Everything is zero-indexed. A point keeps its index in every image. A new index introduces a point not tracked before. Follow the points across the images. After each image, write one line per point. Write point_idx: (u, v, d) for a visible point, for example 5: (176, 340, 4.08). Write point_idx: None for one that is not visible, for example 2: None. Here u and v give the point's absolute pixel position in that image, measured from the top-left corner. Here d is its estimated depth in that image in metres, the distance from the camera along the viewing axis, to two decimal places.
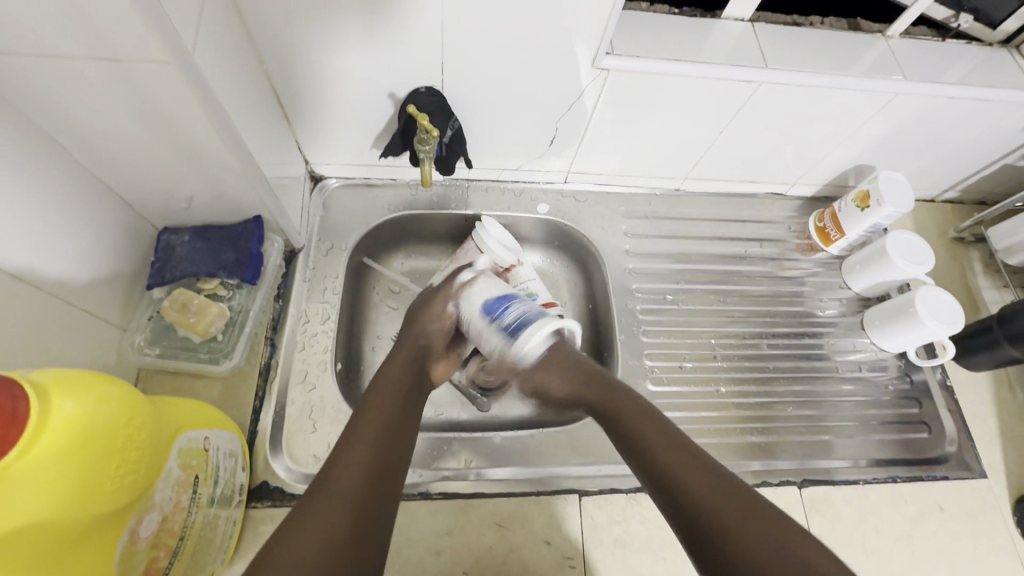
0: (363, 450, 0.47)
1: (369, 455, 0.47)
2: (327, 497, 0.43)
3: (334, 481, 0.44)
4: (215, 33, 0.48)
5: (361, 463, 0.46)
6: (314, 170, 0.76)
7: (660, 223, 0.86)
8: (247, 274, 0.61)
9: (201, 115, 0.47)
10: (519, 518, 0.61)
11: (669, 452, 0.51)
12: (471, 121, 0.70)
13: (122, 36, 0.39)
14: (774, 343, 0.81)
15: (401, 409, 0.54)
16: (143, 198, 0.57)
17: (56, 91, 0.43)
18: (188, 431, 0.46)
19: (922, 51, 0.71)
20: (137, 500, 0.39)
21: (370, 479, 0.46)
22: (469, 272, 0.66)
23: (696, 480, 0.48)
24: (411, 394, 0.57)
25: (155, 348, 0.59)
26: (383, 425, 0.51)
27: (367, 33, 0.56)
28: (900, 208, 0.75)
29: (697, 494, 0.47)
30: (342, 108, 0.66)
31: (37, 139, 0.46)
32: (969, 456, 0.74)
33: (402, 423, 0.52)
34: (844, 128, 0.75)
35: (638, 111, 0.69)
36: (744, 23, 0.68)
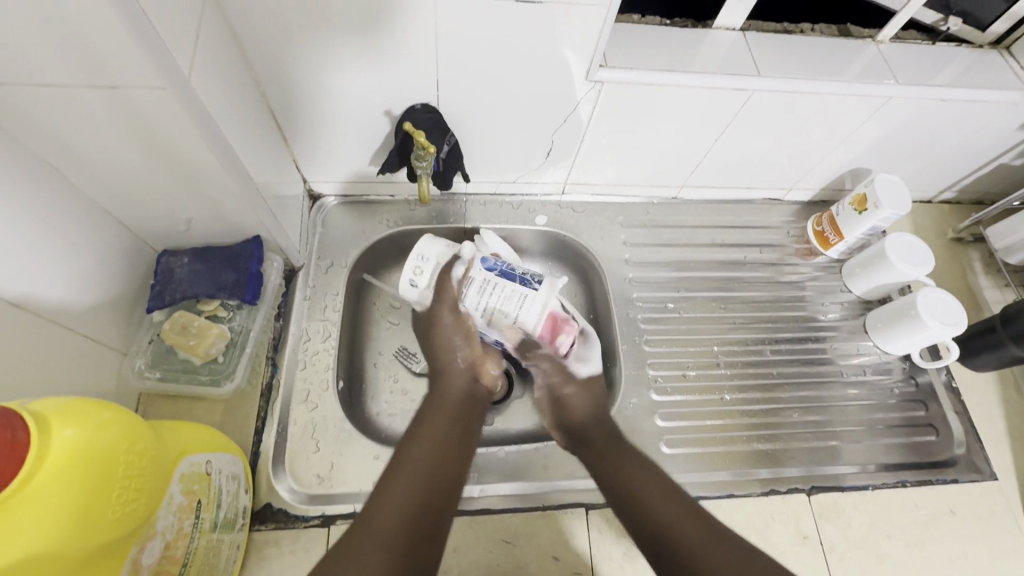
0: (410, 483, 0.52)
1: (414, 488, 0.51)
2: (375, 524, 0.47)
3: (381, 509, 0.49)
4: (212, 58, 0.48)
5: (406, 497, 0.50)
6: (312, 189, 0.77)
7: (658, 232, 0.86)
8: (247, 294, 0.61)
9: (200, 139, 0.47)
10: (525, 533, 0.60)
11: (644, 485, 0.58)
12: (468, 136, 0.70)
13: (120, 64, 0.39)
14: (777, 349, 0.80)
15: (446, 443, 0.57)
16: (142, 221, 0.57)
17: (56, 121, 0.44)
18: (190, 455, 0.46)
19: (912, 55, 0.72)
20: (139, 529, 0.39)
21: (411, 514, 0.49)
22: (461, 264, 0.66)
23: (656, 496, 0.57)
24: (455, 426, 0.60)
25: (155, 372, 0.59)
26: (429, 458, 0.54)
27: (361, 51, 0.56)
28: (898, 210, 0.75)
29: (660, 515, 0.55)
30: (340, 126, 0.66)
31: (37, 167, 0.47)
32: (978, 458, 0.73)
33: (449, 461, 0.56)
34: (838, 133, 0.75)
35: (633, 122, 0.70)
36: (735, 32, 0.69)
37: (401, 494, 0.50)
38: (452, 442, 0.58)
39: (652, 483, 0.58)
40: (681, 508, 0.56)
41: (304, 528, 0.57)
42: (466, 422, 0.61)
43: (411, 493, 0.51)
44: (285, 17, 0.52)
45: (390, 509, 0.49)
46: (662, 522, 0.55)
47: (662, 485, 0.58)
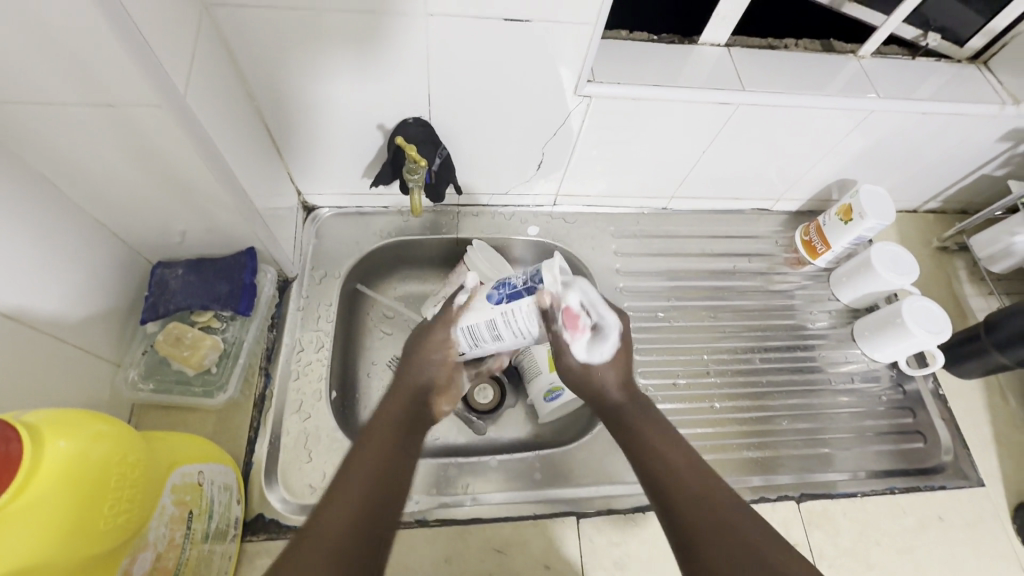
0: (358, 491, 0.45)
1: (360, 496, 0.44)
2: (319, 539, 0.41)
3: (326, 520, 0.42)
4: (207, 75, 0.49)
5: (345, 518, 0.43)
6: (307, 201, 0.78)
7: (648, 242, 0.87)
8: (240, 305, 0.62)
9: (194, 153, 0.48)
10: (517, 543, 0.61)
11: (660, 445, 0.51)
12: (460, 148, 0.71)
13: (117, 82, 0.40)
14: (767, 357, 0.81)
15: (398, 442, 0.50)
16: (137, 234, 0.58)
17: (52, 136, 0.45)
18: (182, 466, 0.46)
19: (893, 70, 0.74)
20: (131, 540, 0.39)
21: (357, 526, 0.43)
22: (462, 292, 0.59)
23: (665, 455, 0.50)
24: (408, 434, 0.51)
25: (148, 383, 0.60)
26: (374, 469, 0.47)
27: (353, 66, 0.58)
28: (882, 220, 0.77)
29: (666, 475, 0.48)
30: (334, 139, 0.67)
31: (32, 182, 0.47)
32: (965, 464, 0.74)
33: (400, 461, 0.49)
34: (823, 144, 0.77)
35: (622, 134, 0.71)
36: (719, 47, 0.70)
37: (346, 504, 0.44)
38: (404, 440, 0.51)
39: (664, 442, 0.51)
40: (716, 482, 0.47)
41: None
42: (416, 417, 0.54)
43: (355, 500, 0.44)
44: (279, 34, 0.53)
45: (335, 519, 0.42)
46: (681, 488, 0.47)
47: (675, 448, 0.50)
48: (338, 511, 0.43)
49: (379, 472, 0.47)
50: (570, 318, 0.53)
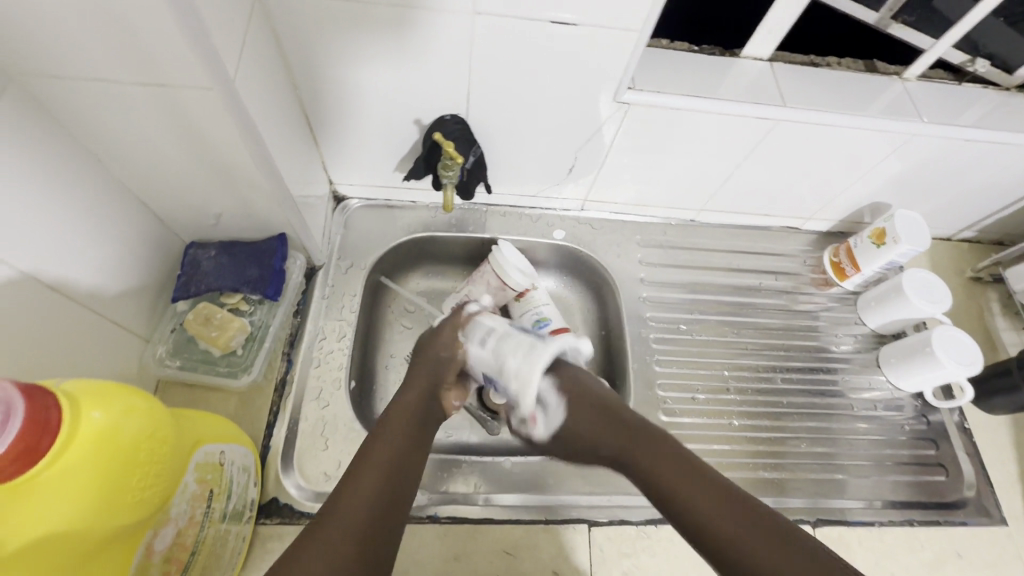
0: (369, 484, 0.47)
1: (375, 488, 0.47)
2: (340, 517, 0.44)
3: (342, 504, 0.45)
4: (256, 63, 0.50)
5: (368, 492, 0.46)
6: (337, 190, 0.78)
7: (674, 253, 0.86)
8: (269, 290, 0.62)
9: (237, 137, 0.49)
10: (527, 545, 0.60)
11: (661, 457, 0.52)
12: (494, 147, 0.72)
13: (171, 65, 0.41)
14: (789, 377, 0.80)
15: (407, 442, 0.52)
16: (173, 213, 0.59)
17: (103, 114, 0.45)
18: (206, 444, 0.47)
19: (937, 94, 0.72)
20: (154, 513, 0.40)
21: (372, 510, 0.45)
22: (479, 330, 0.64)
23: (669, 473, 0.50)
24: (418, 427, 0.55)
25: (175, 360, 0.60)
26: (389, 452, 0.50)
27: (395, 59, 0.58)
28: (916, 246, 0.75)
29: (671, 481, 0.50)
30: (370, 131, 0.68)
31: (80, 157, 0.48)
32: (988, 502, 0.72)
33: (411, 461, 0.51)
34: (860, 166, 0.76)
35: (657, 143, 0.71)
36: (762, 62, 0.70)
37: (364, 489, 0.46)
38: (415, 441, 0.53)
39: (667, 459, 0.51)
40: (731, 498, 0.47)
41: None
42: (428, 421, 0.57)
43: (372, 489, 0.47)
44: (327, 24, 0.54)
45: (352, 506, 0.45)
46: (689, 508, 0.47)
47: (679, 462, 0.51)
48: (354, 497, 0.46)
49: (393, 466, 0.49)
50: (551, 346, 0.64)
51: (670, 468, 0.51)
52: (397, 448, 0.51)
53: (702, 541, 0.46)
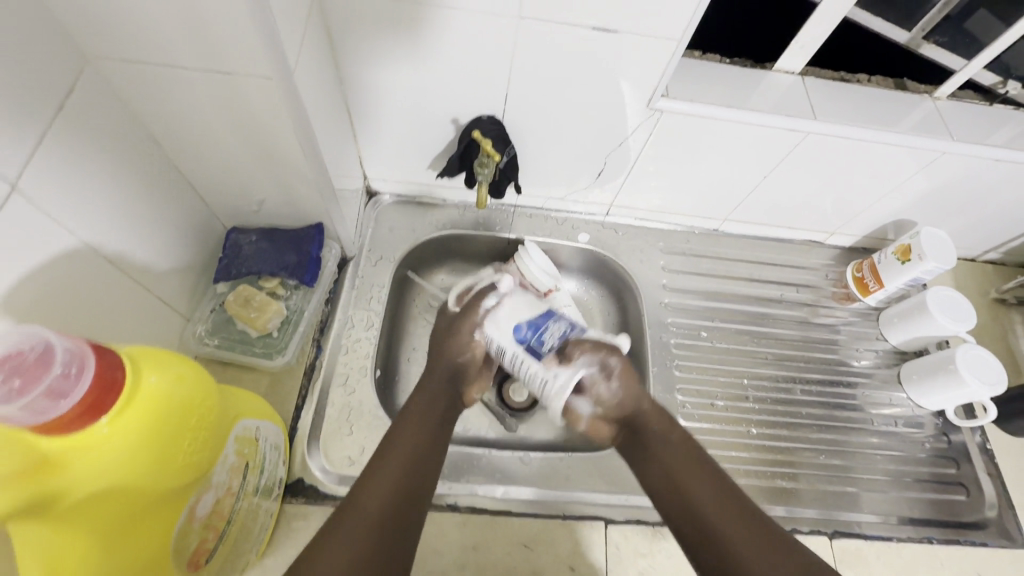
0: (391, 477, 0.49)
1: (400, 478, 0.49)
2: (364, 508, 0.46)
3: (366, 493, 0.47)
4: (311, 56, 0.53)
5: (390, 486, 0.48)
6: (371, 185, 0.81)
7: (696, 261, 0.87)
8: (306, 276, 0.64)
9: (289, 125, 0.51)
10: (545, 540, 0.61)
11: (671, 451, 0.57)
12: (526, 149, 0.73)
13: (238, 53, 0.43)
14: (808, 389, 0.80)
15: (425, 439, 0.54)
16: (219, 198, 0.61)
17: (167, 98, 0.48)
18: (245, 419, 0.49)
19: (968, 114, 0.73)
20: (197, 479, 0.41)
21: (398, 501, 0.47)
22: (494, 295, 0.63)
23: (676, 466, 0.55)
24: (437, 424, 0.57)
25: (214, 339, 0.62)
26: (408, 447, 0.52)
27: (438, 59, 0.60)
28: (942, 263, 0.76)
29: (677, 473, 0.55)
30: (407, 128, 0.70)
31: (142, 139, 0.51)
32: (1010, 524, 0.72)
33: (428, 455, 0.53)
34: (887, 182, 0.76)
35: (687, 152, 0.72)
36: (794, 75, 0.71)
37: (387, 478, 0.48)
38: (433, 436, 0.55)
39: (675, 454, 0.56)
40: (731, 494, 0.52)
41: (332, 508, 0.59)
42: (445, 415, 0.59)
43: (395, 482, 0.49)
44: (376, 23, 0.56)
45: (377, 496, 0.47)
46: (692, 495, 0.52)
47: (687, 457, 0.56)
48: (377, 486, 0.48)
49: (413, 460, 0.51)
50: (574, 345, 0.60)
51: (678, 461, 0.55)
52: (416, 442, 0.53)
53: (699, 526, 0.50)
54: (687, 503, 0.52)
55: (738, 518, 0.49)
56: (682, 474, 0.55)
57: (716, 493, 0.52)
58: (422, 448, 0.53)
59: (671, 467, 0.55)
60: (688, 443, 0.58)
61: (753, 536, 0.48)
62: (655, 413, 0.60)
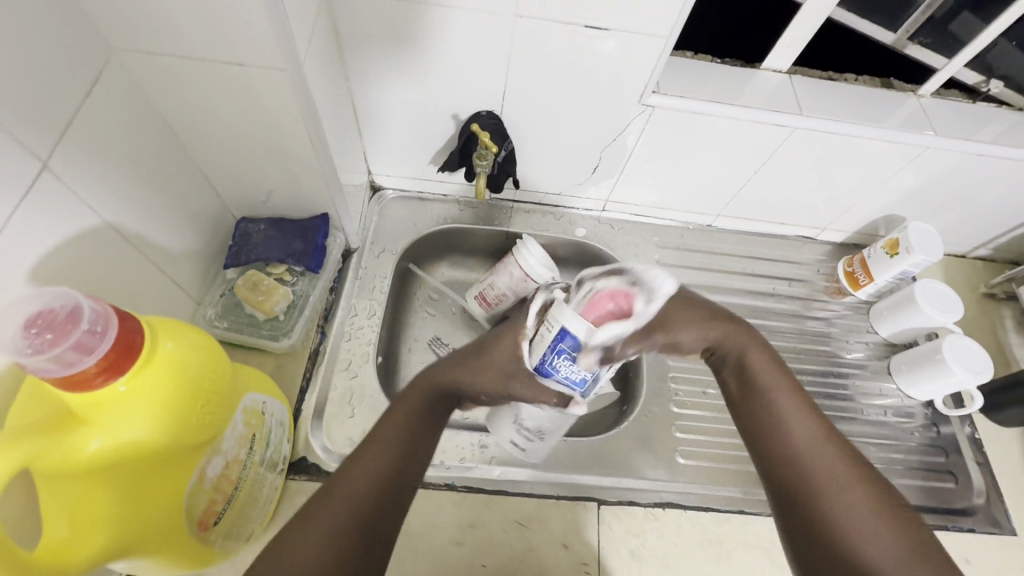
0: (366, 471, 0.42)
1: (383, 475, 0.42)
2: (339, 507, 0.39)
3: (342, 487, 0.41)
4: (319, 51, 0.56)
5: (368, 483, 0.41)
6: (375, 180, 0.84)
7: (691, 255, 0.90)
8: (312, 263, 0.67)
9: (298, 116, 0.54)
10: (539, 518, 0.63)
11: (772, 379, 0.50)
12: (524, 145, 0.76)
13: (252, 45, 0.47)
14: (801, 380, 0.82)
15: (407, 438, 0.46)
16: (230, 188, 0.64)
17: (184, 90, 0.51)
18: (253, 393, 0.51)
19: (952, 111, 0.75)
20: (208, 441, 0.43)
21: (372, 506, 0.40)
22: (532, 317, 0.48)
23: (777, 401, 0.48)
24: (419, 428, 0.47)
25: (223, 321, 0.65)
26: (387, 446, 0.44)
27: (439, 58, 0.64)
28: (929, 256, 0.78)
29: (778, 406, 0.48)
30: (410, 124, 0.73)
31: (160, 129, 0.54)
32: (998, 511, 0.73)
33: (411, 456, 0.45)
34: (875, 177, 0.79)
35: (679, 147, 0.75)
36: (782, 74, 0.74)
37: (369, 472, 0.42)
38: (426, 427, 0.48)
39: (780, 383, 0.49)
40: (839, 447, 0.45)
41: None
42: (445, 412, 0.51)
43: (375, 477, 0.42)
44: (381, 21, 0.59)
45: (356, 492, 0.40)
46: (793, 436, 0.46)
47: (794, 394, 0.48)
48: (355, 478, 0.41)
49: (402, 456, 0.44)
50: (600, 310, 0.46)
51: (780, 391, 0.48)
52: (403, 435, 0.46)
53: (791, 471, 0.44)
54: (779, 440, 0.46)
55: (836, 459, 0.44)
56: (775, 401, 0.48)
57: (816, 428, 0.46)
58: (420, 427, 0.47)
59: (771, 399, 0.48)
60: (792, 378, 0.50)
61: (860, 501, 0.42)
62: (754, 347, 0.52)
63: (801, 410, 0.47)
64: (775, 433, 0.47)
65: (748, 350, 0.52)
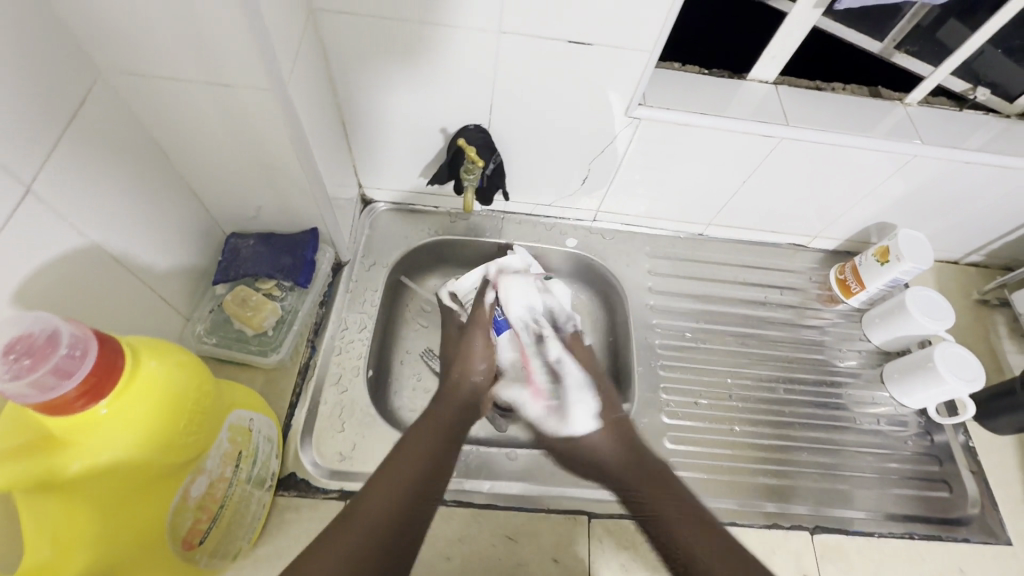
0: (387, 494, 0.53)
1: (397, 498, 0.53)
2: (355, 528, 0.49)
3: (366, 506, 0.51)
4: (306, 71, 0.56)
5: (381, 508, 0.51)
6: (366, 193, 0.84)
7: (682, 264, 0.90)
8: (301, 277, 0.67)
9: (285, 135, 0.54)
10: (529, 532, 0.63)
11: (670, 508, 0.58)
12: (513, 158, 0.77)
13: (236, 66, 0.47)
14: (794, 389, 0.81)
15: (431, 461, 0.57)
16: (219, 204, 0.65)
17: (170, 110, 0.52)
18: (239, 410, 0.51)
19: (939, 120, 0.76)
20: (193, 461, 0.44)
21: (389, 523, 0.51)
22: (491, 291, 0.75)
23: (681, 528, 0.57)
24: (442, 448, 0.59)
25: (212, 337, 0.65)
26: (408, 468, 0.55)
27: (425, 75, 0.64)
28: (920, 264, 0.77)
29: (679, 531, 0.57)
30: (400, 139, 0.74)
31: (148, 148, 0.55)
32: (992, 520, 0.73)
33: (431, 477, 0.56)
34: (864, 186, 0.79)
35: (667, 158, 0.75)
36: (768, 85, 0.74)
37: (386, 492, 0.53)
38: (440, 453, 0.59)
39: (674, 507, 0.58)
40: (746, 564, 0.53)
41: (323, 500, 0.61)
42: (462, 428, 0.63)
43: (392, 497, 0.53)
44: (367, 40, 0.60)
45: (374, 511, 0.51)
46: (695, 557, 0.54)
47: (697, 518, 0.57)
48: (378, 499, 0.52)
49: (419, 476, 0.55)
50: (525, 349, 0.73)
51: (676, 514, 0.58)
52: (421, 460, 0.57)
53: None
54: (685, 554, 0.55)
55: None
56: (672, 520, 0.58)
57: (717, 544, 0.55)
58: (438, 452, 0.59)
59: (675, 527, 0.57)
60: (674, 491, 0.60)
61: None
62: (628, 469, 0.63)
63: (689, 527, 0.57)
64: (664, 535, 0.57)
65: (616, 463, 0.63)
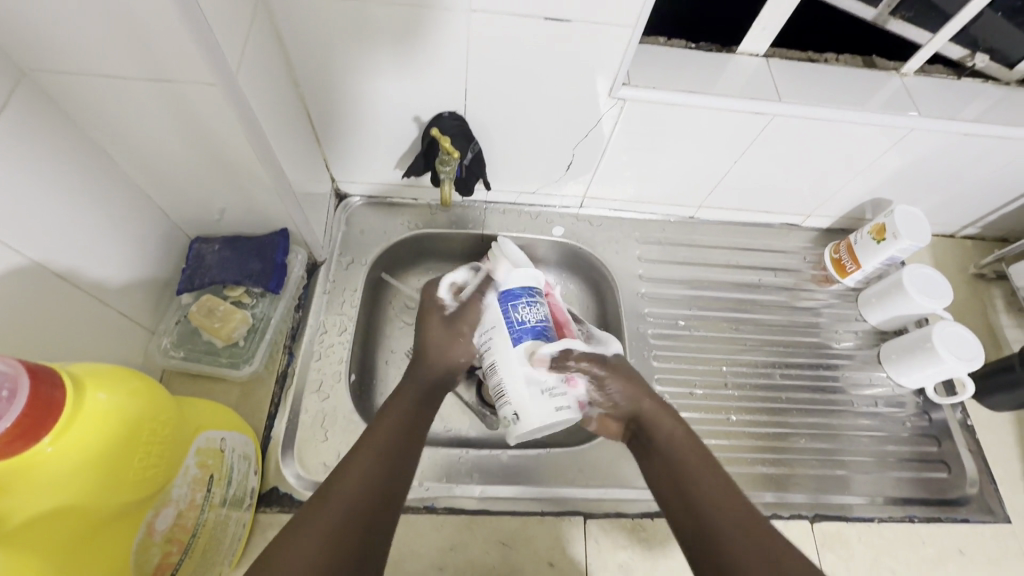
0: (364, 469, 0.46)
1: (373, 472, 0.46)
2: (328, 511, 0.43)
3: (341, 488, 0.44)
4: (258, 59, 0.52)
5: (358, 487, 0.45)
6: (340, 188, 0.80)
7: (674, 249, 0.87)
8: (271, 283, 0.64)
9: (239, 132, 0.50)
10: (524, 538, 0.61)
11: (690, 457, 0.53)
12: (492, 144, 0.73)
13: (174, 58, 0.42)
14: (789, 373, 0.80)
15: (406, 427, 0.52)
16: (178, 208, 0.61)
17: (111, 111, 0.47)
18: (207, 431, 0.48)
19: (937, 89, 0.72)
20: (153, 494, 0.41)
21: (365, 500, 0.44)
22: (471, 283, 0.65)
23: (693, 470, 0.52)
24: (417, 418, 0.54)
25: (179, 351, 0.62)
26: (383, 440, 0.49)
27: (393, 62, 0.60)
28: (917, 241, 0.75)
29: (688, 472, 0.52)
30: (371, 129, 0.69)
31: (89, 152, 0.50)
32: (992, 499, 0.72)
33: (407, 449, 0.50)
34: (859, 161, 0.76)
35: (656, 139, 0.71)
36: (758, 58, 0.70)
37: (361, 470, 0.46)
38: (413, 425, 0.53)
39: (693, 458, 0.53)
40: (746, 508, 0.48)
41: None
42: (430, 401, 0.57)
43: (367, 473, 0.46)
44: (328, 24, 0.55)
45: (350, 490, 0.45)
46: (702, 492, 0.50)
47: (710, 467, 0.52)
48: (351, 484, 0.45)
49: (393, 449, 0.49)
50: (568, 342, 0.64)
51: (693, 459, 0.52)
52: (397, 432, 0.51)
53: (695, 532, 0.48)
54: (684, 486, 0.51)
55: (735, 512, 0.47)
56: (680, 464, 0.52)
57: (715, 482, 0.50)
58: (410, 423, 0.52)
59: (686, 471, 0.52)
60: (705, 451, 0.54)
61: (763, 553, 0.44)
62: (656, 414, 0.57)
63: (706, 473, 0.51)
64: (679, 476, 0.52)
65: (664, 426, 0.56)
